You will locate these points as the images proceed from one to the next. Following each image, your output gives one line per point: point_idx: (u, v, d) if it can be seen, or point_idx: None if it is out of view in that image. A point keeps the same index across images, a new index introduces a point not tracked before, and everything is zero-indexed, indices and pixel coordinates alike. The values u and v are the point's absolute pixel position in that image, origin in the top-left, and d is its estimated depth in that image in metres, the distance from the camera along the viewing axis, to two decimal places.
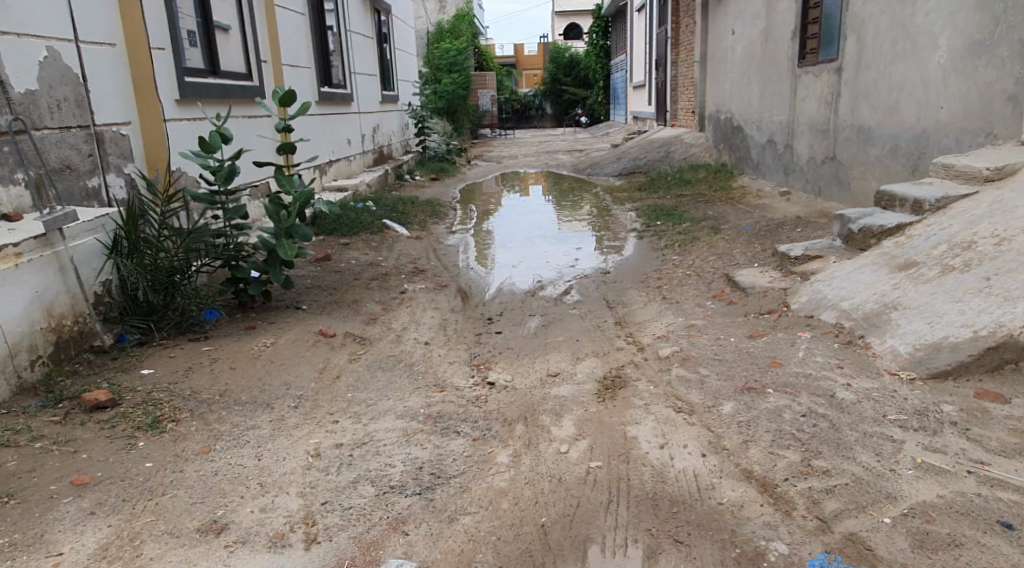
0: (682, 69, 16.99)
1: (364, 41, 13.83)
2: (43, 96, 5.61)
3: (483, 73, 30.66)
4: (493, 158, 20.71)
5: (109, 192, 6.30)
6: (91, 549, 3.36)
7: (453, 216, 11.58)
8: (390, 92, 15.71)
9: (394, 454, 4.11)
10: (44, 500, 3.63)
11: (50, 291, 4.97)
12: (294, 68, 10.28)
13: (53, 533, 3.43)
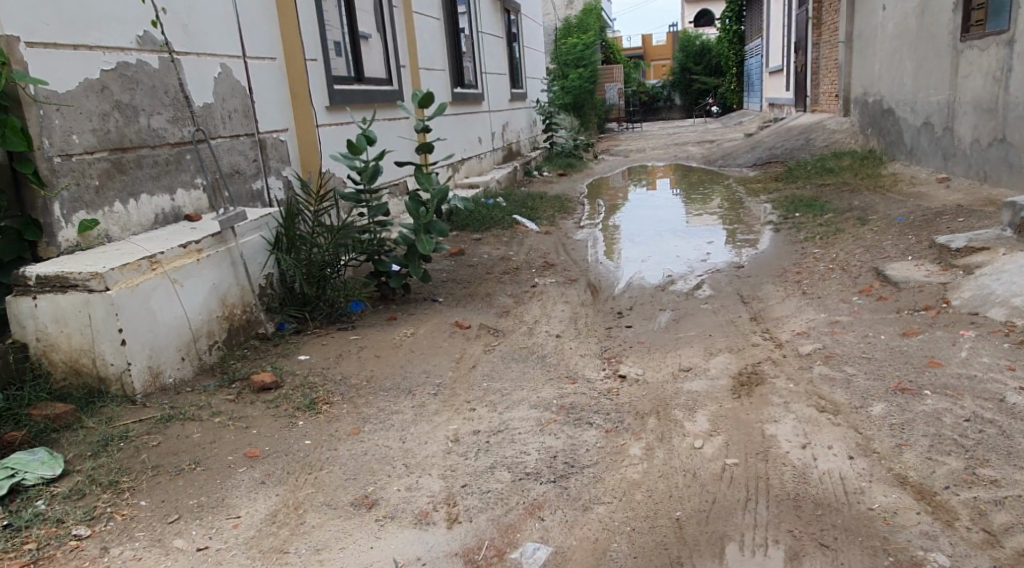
0: (825, 51, 16.27)
1: (495, 41, 14.16)
2: (218, 107, 6.16)
3: (610, 67, 30.48)
4: (619, 152, 20.56)
5: (270, 193, 6.84)
6: (263, 514, 3.69)
7: (581, 211, 11.66)
8: (518, 90, 16.00)
9: (528, 443, 4.25)
10: (224, 468, 4.03)
11: (224, 282, 5.48)
12: (430, 71, 10.69)
13: (232, 498, 3.81)
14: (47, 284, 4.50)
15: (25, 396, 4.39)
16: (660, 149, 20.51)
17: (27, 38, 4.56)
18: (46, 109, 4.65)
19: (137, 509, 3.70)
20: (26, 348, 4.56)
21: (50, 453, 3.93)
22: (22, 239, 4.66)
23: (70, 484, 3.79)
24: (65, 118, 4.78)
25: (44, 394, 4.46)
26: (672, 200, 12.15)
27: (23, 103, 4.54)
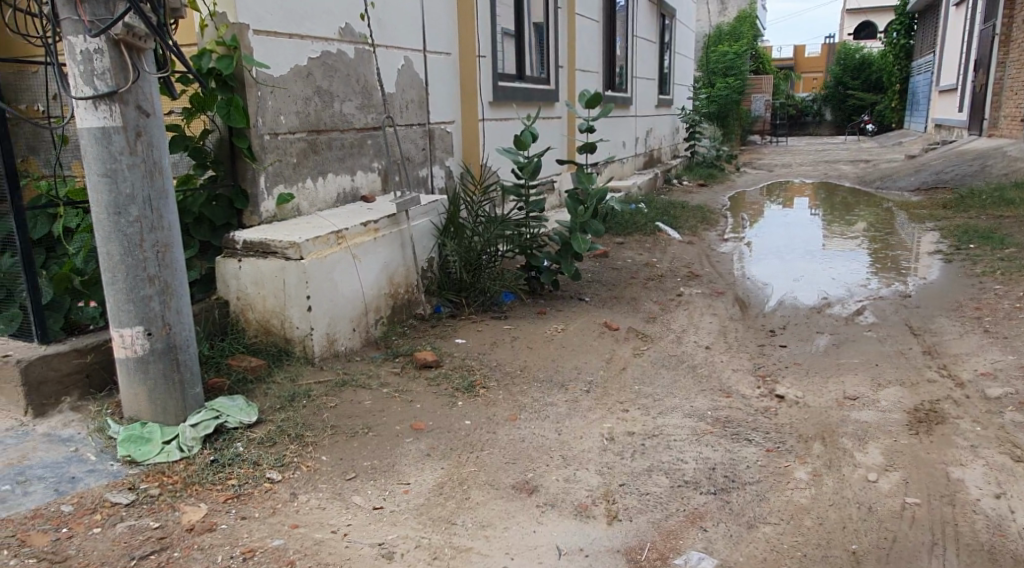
0: (1011, 69, 15.01)
1: (648, 45, 14.00)
2: (398, 97, 6.47)
3: (761, 77, 29.25)
4: (763, 166, 19.66)
5: (434, 181, 7.13)
6: (431, 484, 3.88)
7: (724, 223, 11.31)
8: (665, 97, 15.73)
9: (685, 451, 4.21)
10: (393, 436, 4.30)
11: (394, 262, 5.77)
12: (587, 72, 10.73)
13: (400, 465, 4.04)
14: (251, 250, 4.94)
15: (225, 347, 4.86)
16: (808, 165, 19.40)
17: (255, 26, 4.99)
18: (263, 90, 5.07)
19: (320, 462, 4.01)
20: (226, 305, 5.04)
21: (246, 402, 4.38)
22: (233, 207, 5.13)
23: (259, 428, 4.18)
24: (276, 100, 5.19)
25: (241, 346, 4.90)
26: (812, 219, 11.53)
27: (247, 84, 4.96)
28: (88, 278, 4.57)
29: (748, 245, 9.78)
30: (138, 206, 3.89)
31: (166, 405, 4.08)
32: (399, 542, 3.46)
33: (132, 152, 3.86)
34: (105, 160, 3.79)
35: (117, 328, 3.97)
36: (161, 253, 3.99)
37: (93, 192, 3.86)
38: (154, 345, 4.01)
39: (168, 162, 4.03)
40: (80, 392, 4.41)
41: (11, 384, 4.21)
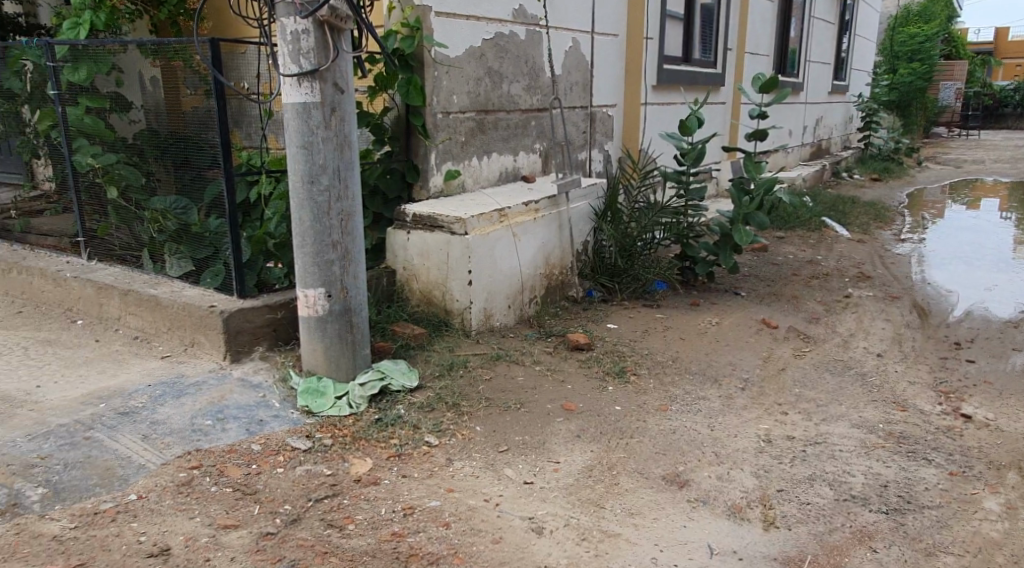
0: None
1: (826, 27, 13.20)
2: (564, 79, 6.49)
3: (951, 64, 26.82)
4: (948, 162, 18.06)
5: (592, 165, 7.11)
6: (580, 466, 3.93)
7: (901, 221, 10.54)
8: (841, 82, 14.79)
9: (854, 463, 4.01)
10: (544, 414, 4.38)
11: (551, 243, 5.83)
12: (757, 55, 10.28)
13: (551, 443, 4.12)
14: (419, 223, 5.17)
15: (391, 313, 5.13)
16: (1002, 163, 17.62)
17: (436, 8, 5.17)
18: (440, 70, 5.26)
19: (474, 432, 4.16)
20: (393, 273, 5.30)
21: (409, 367, 4.62)
22: (404, 181, 5.37)
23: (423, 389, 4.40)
24: (451, 80, 5.36)
25: (406, 314, 5.15)
26: (1002, 223, 10.54)
27: (425, 64, 5.18)
28: (280, 241, 4.99)
29: (929, 247, 9.09)
30: (328, 177, 4.16)
31: (337, 363, 4.36)
32: (548, 518, 3.53)
33: (326, 126, 4.12)
34: (303, 133, 4.07)
35: (302, 289, 4.29)
36: (345, 221, 4.25)
37: (292, 162, 4.17)
38: (333, 307, 4.29)
39: (357, 137, 4.27)
40: (268, 342, 4.81)
41: (214, 331, 4.65)
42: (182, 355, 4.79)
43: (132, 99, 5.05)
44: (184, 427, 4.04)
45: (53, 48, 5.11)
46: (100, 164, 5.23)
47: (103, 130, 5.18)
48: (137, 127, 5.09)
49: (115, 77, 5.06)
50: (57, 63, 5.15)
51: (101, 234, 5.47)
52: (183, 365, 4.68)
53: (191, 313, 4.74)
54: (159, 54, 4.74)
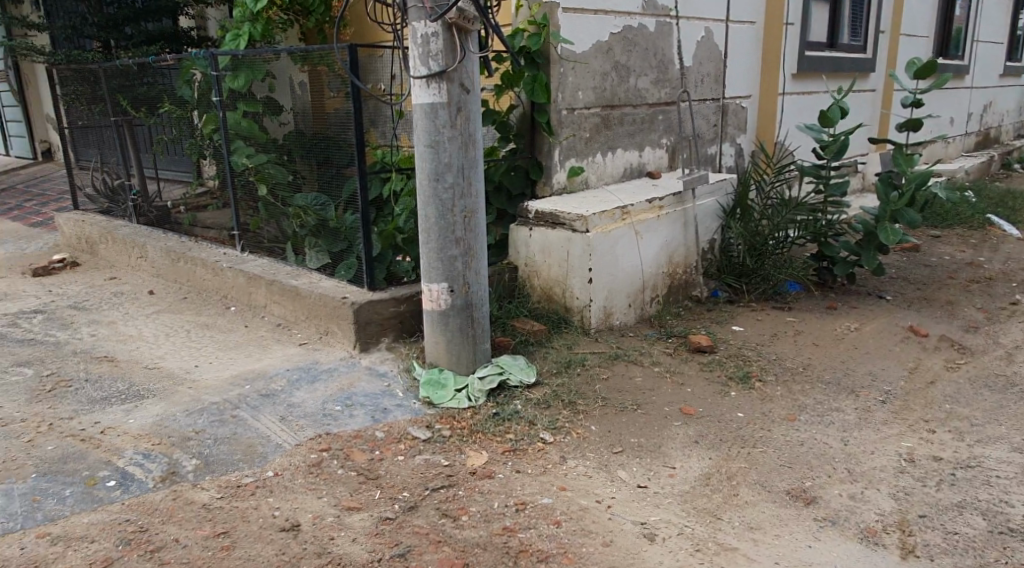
0: None
1: (995, 6, 12.13)
2: (695, 71, 6.30)
3: None
4: None
5: (722, 159, 6.87)
6: (698, 473, 3.85)
7: None
8: (1012, 65, 13.56)
9: (1011, 492, 3.70)
10: (661, 417, 4.30)
11: (675, 241, 5.70)
12: (912, 38, 9.58)
13: (668, 448, 4.04)
14: (541, 220, 5.19)
15: (511, 308, 5.19)
16: None
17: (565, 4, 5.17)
18: (566, 66, 5.26)
19: (590, 431, 4.14)
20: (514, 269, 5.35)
21: (527, 363, 4.66)
22: (528, 177, 5.42)
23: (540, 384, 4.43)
24: (577, 75, 5.35)
25: (527, 308, 5.17)
26: None
27: (552, 61, 5.19)
28: (408, 237, 5.16)
29: None
30: (453, 174, 4.26)
31: (458, 356, 4.46)
32: (661, 525, 3.47)
33: (452, 124, 4.22)
34: (430, 132, 4.18)
35: (427, 283, 4.41)
36: (468, 218, 4.34)
37: (418, 159, 4.29)
38: (455, 301, 4.39)
39: (481, 135, 4.34)
40: (394, 334, 4.95)
41: (345, 321, 4.80)
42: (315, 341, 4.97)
43: (282, 102, 5.03)
44: (316, 411, 4.26)
45: (215, 57, 5.17)
46: (254, 165, 5.26)
47: (256, 133, 5.22)
48: (286, 129, 5.10)
49: (269, 82, 5.04)
50: (218, 73, 5.20)
51: (254, 229, 5.45)
52: (318, 351, 4.88)
53: (325, 303, 4.89)
54: (309, 60, 4.78)
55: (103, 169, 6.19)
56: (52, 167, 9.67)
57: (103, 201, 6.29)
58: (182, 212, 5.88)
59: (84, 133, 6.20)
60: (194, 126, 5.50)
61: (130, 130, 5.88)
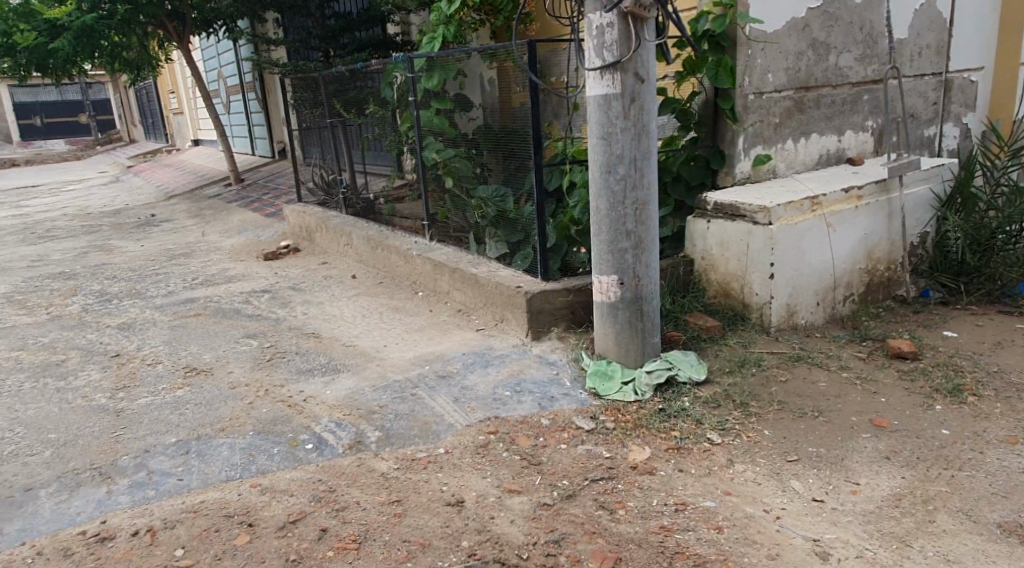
0: None
1: None
2: (911, 45, 5.04)
3: None
4: None
5: (943, 143, 5.41)
6: (888, 491, 2.70)
7: None
8: None
9: None
10: (846, 428, 3.07)
11: (876, 234, 4.63)
12: None
13: (852, 461, 2.86)
14: (720, 211, 4.42)
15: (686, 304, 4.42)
16: None
17: None
18: (755, 48, 4.39)
19: (762, 435, 2.97)
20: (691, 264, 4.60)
21: (698, 360, 3.42)
22: (708, 167, 4.69)
23: (729, 348, 3.84)
24: (767, 57, 4.44)
25: (699, 304, 4.44)
26: None
27: (739, 43, 4.37)
28: (584, 228, 3.84)
29: None
30: (623, 166, 3.13)
31: (623, 345, 3.25)
32: (838, 545, 2.45)
33: (624, 114, 3.08)
34: (600, 124, 3.10)
35: (595, 274, 3.28)
36: (639, 211, 3.17)
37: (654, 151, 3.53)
38: (625, 295, 3.20)
39: (657, 126, 3.16)
40: (568, 324, 3.71)
41: (517, 310, 3.62)
42: (447, 315, 4.06)
43: (471, 100, 4.24)
44: (484, 392, 3.09)
45: (413, 58, 4.59)
46: (441, 159, 4.54)
47: (447, 129, 4.49)
48: (475, 126, 4.28)
49: (460, 80, 4.30)
50: (415, 74, 4.64)
51: (440, 219, 4.75)
52: (492, 338, 3.65)
53: (498, 288, 3.74)
54: (495, 57, 3.94)
55: (322, 166, 6.49)
56: (283, 165, 10.84)
57: (321, 193, 6.71)
58: (384, 203, 5.83)
59: (310, 133, 6.58)
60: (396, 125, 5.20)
61: (343, 130, 5.95)
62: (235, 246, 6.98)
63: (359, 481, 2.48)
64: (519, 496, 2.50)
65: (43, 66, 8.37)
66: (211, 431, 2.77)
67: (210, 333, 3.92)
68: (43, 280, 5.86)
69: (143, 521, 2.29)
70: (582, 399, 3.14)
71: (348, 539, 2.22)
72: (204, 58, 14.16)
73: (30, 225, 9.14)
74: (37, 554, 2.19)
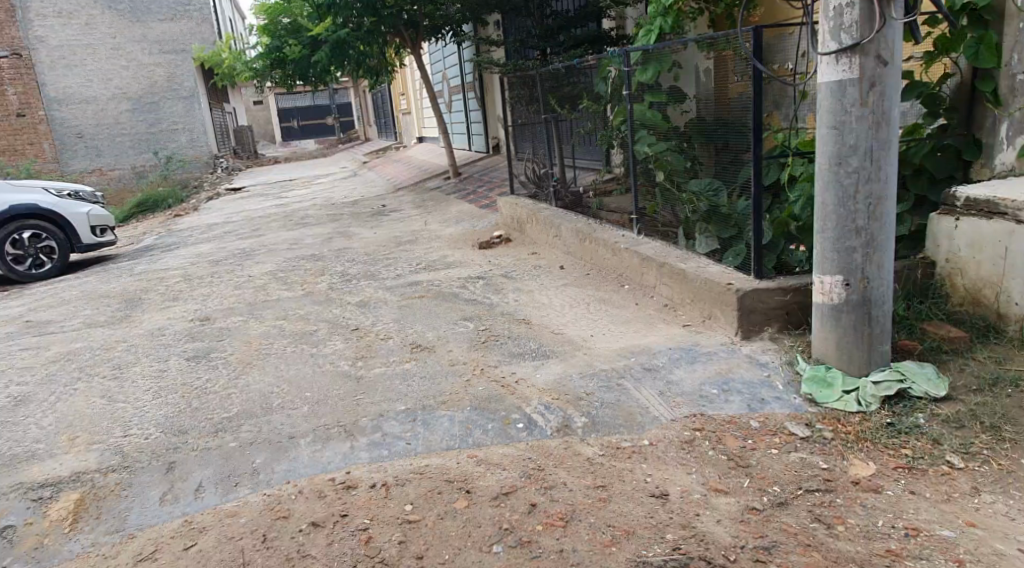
0: None
1: None
2: None
3: None
4: None
5: None
6: None
7: None
8: None
9: None
10: None
11: None
12: None
13: None
14: (973, 209, 3.32)
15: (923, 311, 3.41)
16: None
17: None
18: None
19: (1018, 466, 2.53)
20: (934, 267, 3.50)
21: (938, 373, 2.97)
22: (958, 160, 3.56)
23: (979, 374, 2.97)
24: None
25: (940, 315, 3.39)
26: None
27: (1010, 15, 3.32)
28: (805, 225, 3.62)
29: None
30: (855, 158, 2.88)
31: (846, 353, 2.99)
32: None
33: (860, 102, 2.84)
34: (832, 113, 2.88)
35: (817, 275, 3.05)
36: (873, 207, 2.90)
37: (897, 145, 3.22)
38: (850, 299, 2.96)
39: (899, 112, 2.87)
40: (779, 324, 3.51)
41: (728, 308, 3.53)
42: (655, 310, 4.05)
43: (685, 92, 4.20)
44: (691, 391, 3.07)
45: (629, 52, 4.59)
46: (654, 152, 4.50)
47: (659, 123, 4.44)
48: (687, 120, 4.23)
49: (674, 73, 4.25)
50: (631, 68, 4.62)
51: (649, 213, 4.75)
52: (699, 336, 3.60)
53: (709, 286, 3.68)
54: (714, 47, 3.87)
55: (533, 160, 6.69)
56: (498, 159, 11.26)
57: (533, 186, 6.86)
58: (591, 197, 5.85)
59: (524, 129, 6.77)
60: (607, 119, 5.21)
61: (556, 125, 6.06)
62: (455, 234, 7.44)
63: (566, 464, 2.59)
64: (724, 496, 2.46)
65: (305, 74, 9.49)
66: (435, 404, 3.01)
67: (433, 314, 4.23)
68: (296, 260, 6.61)
69: (378, 477, 2.54)
70: (795, 404, 2.95)
71: (556, 518, 2.33)
72: (432, 61, 15.14)
73: (286, 213, 10.31)
74: (299, 493, 2.49)
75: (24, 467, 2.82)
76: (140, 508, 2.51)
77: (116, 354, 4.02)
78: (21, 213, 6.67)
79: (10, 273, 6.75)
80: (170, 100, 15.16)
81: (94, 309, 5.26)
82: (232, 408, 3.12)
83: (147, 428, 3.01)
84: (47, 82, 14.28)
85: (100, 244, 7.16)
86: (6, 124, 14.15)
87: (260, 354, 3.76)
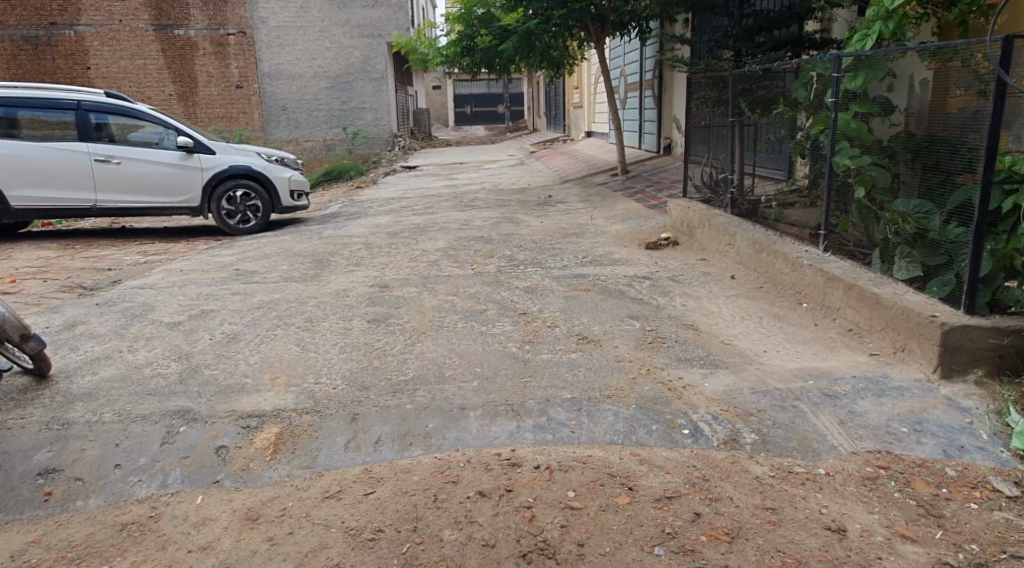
0: None
1: None
2: None
3: None
4: None
5: None
6: None
7: None
8: None
9: None
10: None
11: None
12: None
13: None
14: None
15: None
16: None
17: None
18: None
19: None
20: None
21: None
22: None
23: None
24: None
25: None
26: None
27: None
28: None
29: None
30: None
31: None
32: None
33: None
34: None
35: None
36: None
37: None
38: None
39: None
40: (987, 368, 3.24)
41: (929, 343, 3.31)
42: (837, 333, 3.86)
43: (897, 104, 3.97)
44: (877, 424, 2.91)
45: (841, 56, 4.30)
46: (855, 166, 4.19)
47: (861, 136, 4.19)
48: (894, 133, 3.99)
49: (888, 83, 3.99)
50: (840, 74, 4.32)
51: (839, 230, 4.45)
52: (887, 367, 3.41)
53: (909, 317, 3.45)
54: (939, 56, 3.65)
55: (712, 164, 6.38)
56: (669, 160, 11.11)
57: (706, 190, 6.57)
58: (772, 207, 5.46)
59: (705, 131, 6.53)
60: (800, 126, 4.94)
61: (740, 129, 5.79)
62: (621, 231, 7.39)
63: (732, 478, 2.57)
64: (912, 544, 2.33)
65: (492, 64, 9.80)
66: (601, 396, 3.06)
67: (599, 308, 4.25)
68: (468, 241, 6.82)
69: (543, 459, 2.65)
70: (1002, 459, 2.73)
71: (721, 532, 2.33)
72: (612, 54, 15.01)
73: (459, 195, 10.64)
74: (467, 462, 2.67)
75: (235, 396, 3.20)
76: (328, 450, 2.80)
77: (308, 308, 4.35)
78: (237, 172, 7.31)
79: (221, 226, 7.41)
80: (363, 81, 15.95)
81: (289, 265, 5.68)
82: (408, 372, 3.35)
83: (335, 379, 3.31)
84: (263, 59, 15.54)
85: (295, 207, 7.70)
86: (226, 93, 15.50)
87: (434, 326, 3.94)
